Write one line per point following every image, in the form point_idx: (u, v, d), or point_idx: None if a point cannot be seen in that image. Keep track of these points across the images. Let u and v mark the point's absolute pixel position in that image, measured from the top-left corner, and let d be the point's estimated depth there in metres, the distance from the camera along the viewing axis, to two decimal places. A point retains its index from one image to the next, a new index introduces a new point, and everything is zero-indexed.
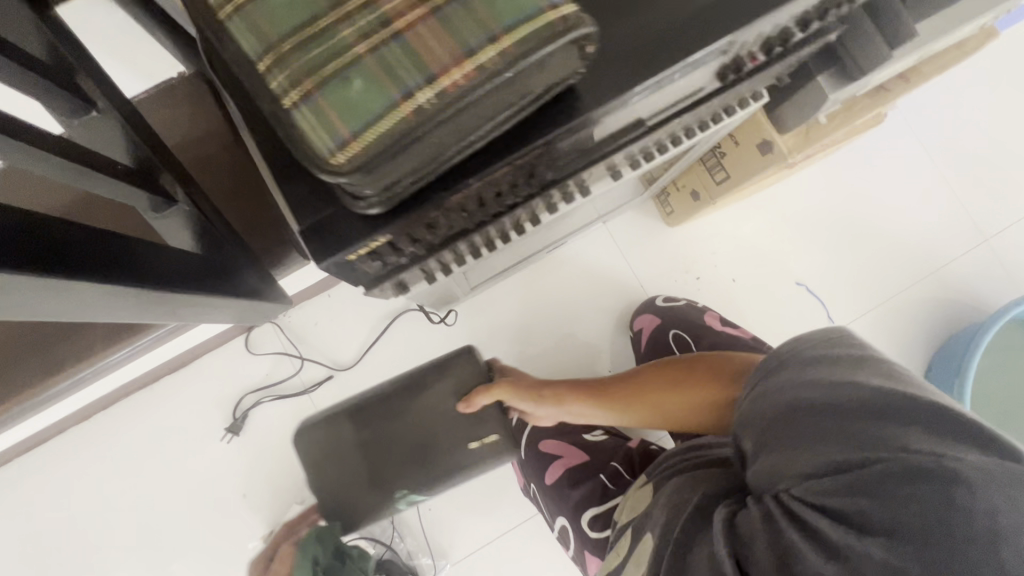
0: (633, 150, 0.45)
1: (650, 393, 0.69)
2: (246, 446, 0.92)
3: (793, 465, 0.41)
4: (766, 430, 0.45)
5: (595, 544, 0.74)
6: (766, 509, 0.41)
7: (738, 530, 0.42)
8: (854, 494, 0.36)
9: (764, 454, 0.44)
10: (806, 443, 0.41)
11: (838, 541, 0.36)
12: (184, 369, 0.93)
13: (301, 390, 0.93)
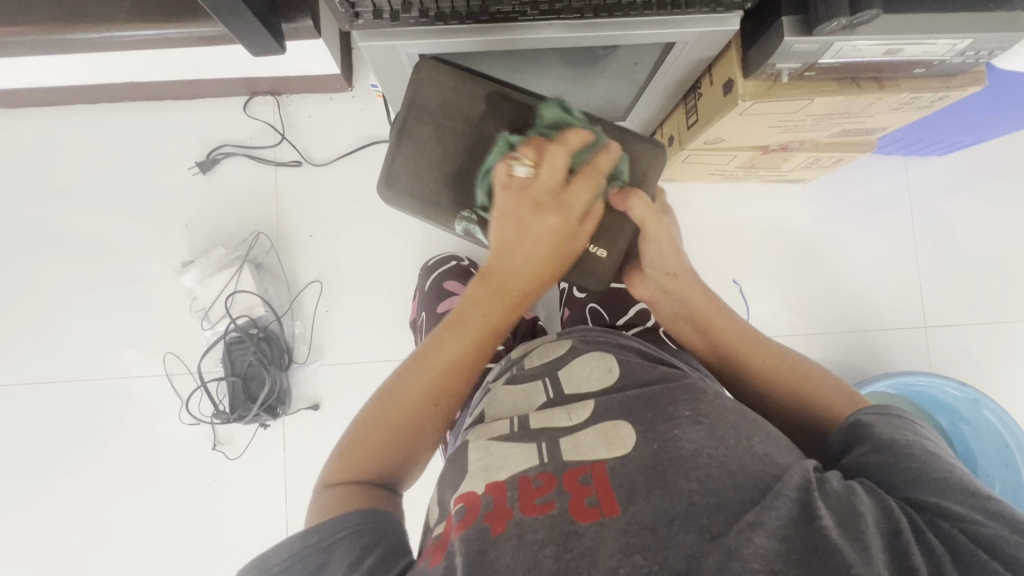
0: None
1: (768, 359, 0.60)
2: (207, 185, 1.02)
3: (935, 490, 0.42)
4: (907, 449, 0.46)
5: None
6: (880, 502, 0.43)
7: (843, 501, 0.43)
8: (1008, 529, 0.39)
9: (893, 461, 0.45)
10: (954, 483, 0.42)
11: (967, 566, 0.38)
12: (189, 100, 1.03)
13: (272, 162, 1.02)
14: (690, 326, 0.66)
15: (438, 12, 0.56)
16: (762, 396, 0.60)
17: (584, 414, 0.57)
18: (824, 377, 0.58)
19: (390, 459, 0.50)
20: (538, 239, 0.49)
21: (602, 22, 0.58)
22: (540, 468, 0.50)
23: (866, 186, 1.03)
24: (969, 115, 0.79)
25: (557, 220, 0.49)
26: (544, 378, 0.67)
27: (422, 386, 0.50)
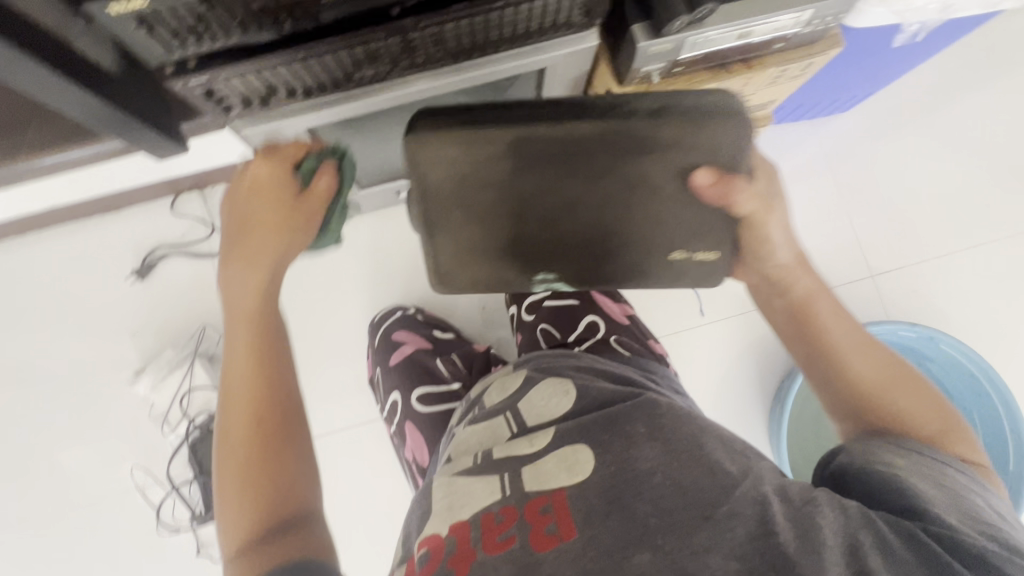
0: (424, 32, 0.52)
1: (870, 359, 0.56)
2: (148, 291, 1.02)
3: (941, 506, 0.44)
4: (927, 470, 0.47)
5: (419, 416, 0.84)
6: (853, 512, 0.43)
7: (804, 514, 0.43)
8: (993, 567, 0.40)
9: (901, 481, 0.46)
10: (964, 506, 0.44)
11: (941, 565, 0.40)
12: (116, 212, 1.04)
13: (208, 254, 1.03)
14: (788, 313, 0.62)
15: (308, 90, 0.57)
16: (836, 388, 0.56)
17: (546, 441, 0.55)
18: (919, 402, 0.53)
19: (264, 496, 0.48)
20: (274, 245, 0.62)
21: (469, 63, 0.60)
22: (501, 501, 0.49)
23: (784, 154, 1.06)
24: (850, 73, 0.83)
25: (297, 212, 0.63)
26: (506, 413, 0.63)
27: (243, 411, 0.53)
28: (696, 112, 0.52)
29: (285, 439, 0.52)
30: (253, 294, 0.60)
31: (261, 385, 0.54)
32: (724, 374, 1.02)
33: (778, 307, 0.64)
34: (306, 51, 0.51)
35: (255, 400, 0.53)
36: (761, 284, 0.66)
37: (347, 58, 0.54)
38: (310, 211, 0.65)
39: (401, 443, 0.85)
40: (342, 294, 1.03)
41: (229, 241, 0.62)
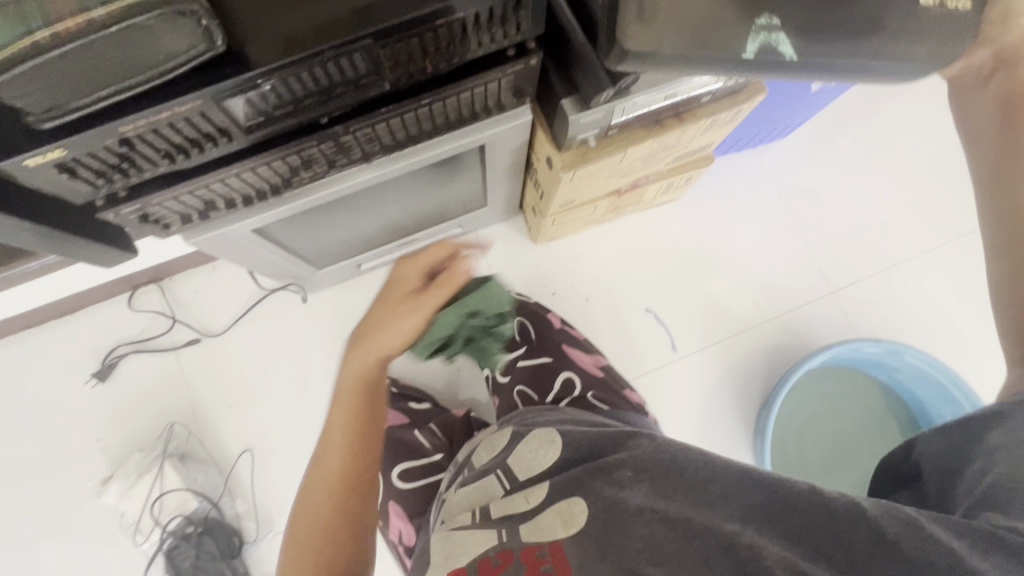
0: (355, 133, 0.53)
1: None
2: (110, 393, 0.98)
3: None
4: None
5: (400, 494, 0.82)
6: (894, 515, 0.41)
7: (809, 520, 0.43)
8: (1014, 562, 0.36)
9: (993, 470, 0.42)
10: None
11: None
12: (69, 315, 1.00)
13: (171, 347, 1.00)
14: (1016, 159, 0.45)
15: (247, 197, 0.58)
16: (1010, 258, 0.45)
17: (540, 497, 0.54)
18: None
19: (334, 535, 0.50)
20: (407, 320, 0.56)
21: (407, 151, 0.61)
22: (497, 547, 0.49)
23: (733, 184, 1.09)
24: (776, 109, 0.87)
25: (410, 306, 0.57)
26: (496, 472, 0.62)
27: (343, 454, 0.53)
28: (910, 13, 0.43)
29: (368, 492, 0.53)
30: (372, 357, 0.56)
31: (367, 439, 0.55)
32: (704, 406, 1.02)
33: (973, 108, 0.48)
34: (238, 167, 0.51)
35: (357, 452, 0.54)
36: (962, 75, 0.48)
37: (281, 166, 0.54)
38: (432, 308, 0.57)
39: (385, 522, 0.84)
40: (313, 371, 1.02)
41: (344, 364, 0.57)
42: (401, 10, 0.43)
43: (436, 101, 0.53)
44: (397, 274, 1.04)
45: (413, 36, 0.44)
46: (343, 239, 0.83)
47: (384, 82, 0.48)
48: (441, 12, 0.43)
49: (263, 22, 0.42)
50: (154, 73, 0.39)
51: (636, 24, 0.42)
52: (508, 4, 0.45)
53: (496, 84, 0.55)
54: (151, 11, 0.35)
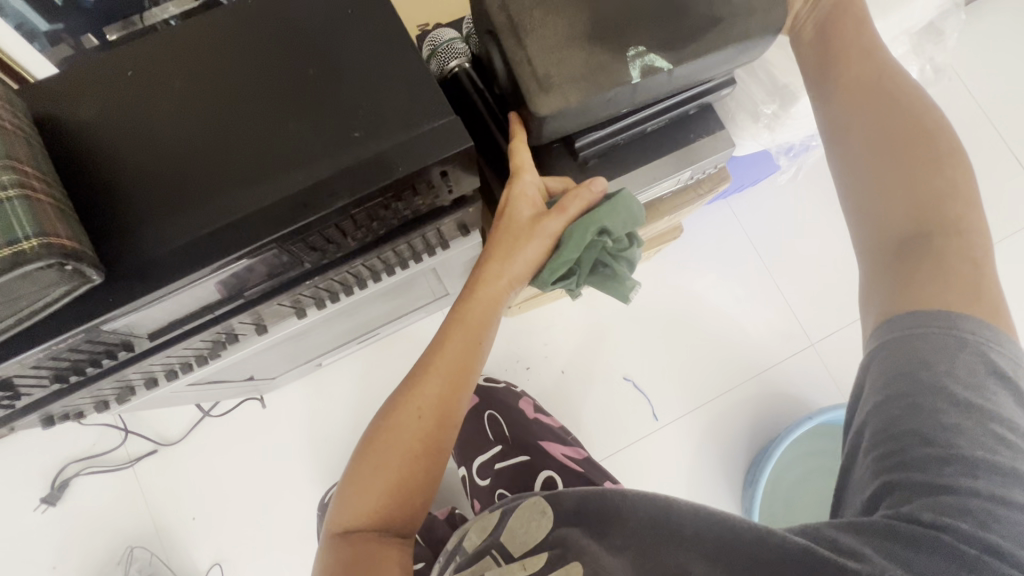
0: (279, 303, 0.47)
1: (925, 183, 0.42)
2: (63, 518, 0.92)
3: (916, 454, 0.36)
4: (910, 399, 0.38)
5: None
6: (811, 533, 0.38)
7: (750, 553, 0.37)
8: (947, 558, 0.33)
9: (870, 454, 0.39)
10: (957, 423, 0.36)
11: (958, 552, 0.33)
12: (12, 438, 0.94)
13: (125, 461, 0.94)
14: (858, 113, 0.46)
15: (169, 370, 0.52)
16: (883, 188, 0.43)
17: (540, 561, 0.43)
18: (967, 249, 0.40)
19: (394, 513, 0.45)
20: (524, 252, 0.50)
21: (347, 294, 0.55)
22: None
23: (703, 242, 1.07)
24: (741, 177, 0.84)
25: (538, 235, 0.50)
26: (490, 553, 0.46)
27: (411, 432, 0.47)
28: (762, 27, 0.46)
29: (435, 470, 0.47)
30: (453, 344, 0.50)
31: (440, 426, 0.48)
32: (692, 476, 0.98)
33: (807, 52, 0.51)
34: (148, 363, 0.44)
35: (426, 435, 0.47)
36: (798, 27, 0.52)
37: (200, 345, 0.48)
38: (551, 235, 0.51)
39: None
40: (280, 473, 0.96)
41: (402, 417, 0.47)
42: (307, 206, 0.38)
43: (368, 261, 0.48)
44: (361, 363, 0.99)
45: (327, 225, 0.39)
46: (295, 357, 0.77)
47: (304, 264, 0.43)
48: (355, 203, 0.38)
49: (152, 231, 0.37)
50: (28, 319, 0.33)
51: (537, 89, 0.44)
52: (435, 177, 0.41)
53: (433, 233, 0.50)
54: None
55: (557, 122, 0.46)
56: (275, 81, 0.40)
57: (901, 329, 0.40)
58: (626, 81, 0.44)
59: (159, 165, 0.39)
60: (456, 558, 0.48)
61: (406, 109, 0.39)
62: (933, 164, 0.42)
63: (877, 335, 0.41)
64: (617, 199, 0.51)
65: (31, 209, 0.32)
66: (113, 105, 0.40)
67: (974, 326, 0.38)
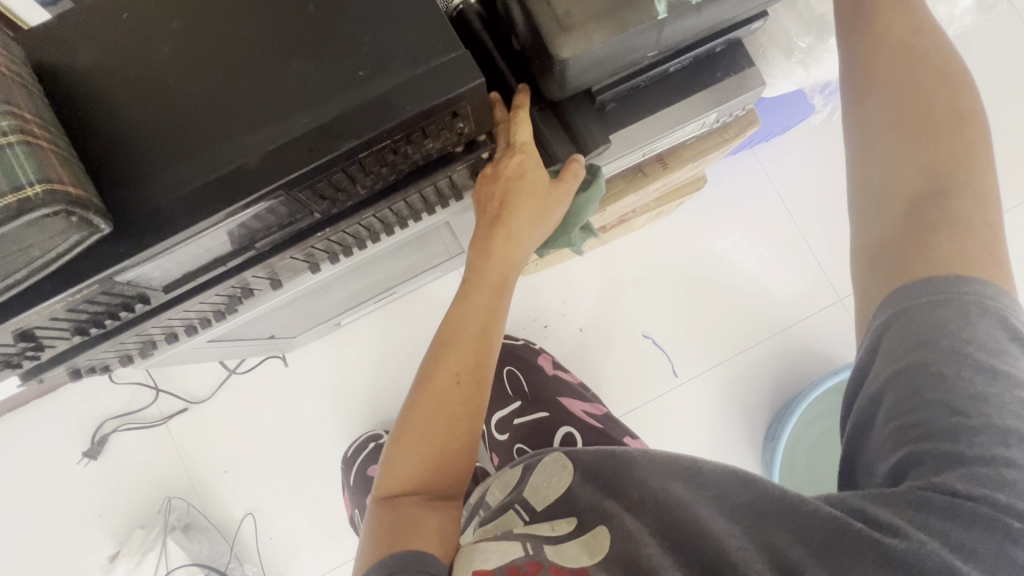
0: (291, 256, 0.46)
1: (941, 142, 0.38)
2: (105, 470, 0.96)
3: (943, 425, 0.34)
4: (934, 368, 0.35)
5: None
6: (838, 501, 0.36)
7: (769, 521, 0.36)
8: (987, 532, 0.31)
9: (889, 424, 0.36)
10: (984, 390, 0.34)
11: (998, 525, 0.31)
12: (53, 395, 0.97)
13: (160, 418, 0.98)
14: (876, 52, 0.40)
15: (189, 325, 0.52)
16: (905, 155, 0.38)
17: (567, 526, 0.43)
18: (985, 215, 0.36)
19: (435, 485, 0.46)
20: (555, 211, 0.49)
21: (359, 249, 0.55)
22: (525, 558, 0.40)
23: (726, 194, 1.03)
24: (771, 119, 0.79)
25: (554, 201, 0.48)
26: (513, 507, 0.47)
27: (439, 420, 0.46)
28: None
29: (474, 434, 0.48)
30: (470, 335, 0.49)
31: (469, 411, 0.47)
32: (710, 432, 0.98)
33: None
34: (167, 316, 0.44)
35: (456, 423, 0.47)
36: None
37: (217, 301, 0.49)
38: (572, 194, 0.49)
39: None
40: (305, 429, 0.98)
41: (437, 383, 0.47)
42: (314, 151, 0.36)
43: (380, 211, 0.47)
44: (382, 323, 1.00)
45: (334, 172, 0.38)
46: (313, 315, 0.77)
47: (314, 213, 0.42)
48: (364, 145, 0.37)
49: (157, 180, 0.36)
50: (39, 272, 0.33)
51: (558, 30, 0.40)
52: (443, 119, 0.39)
53: (444, 180, 0.48)
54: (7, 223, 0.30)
55: (577, 71, 0.43)
56: (254, 27, 0.38)
57: (918, 297, 0.36)
58: (652, 17, 0.41)
59: (153, 114, 0.37)
60: (484, 513, 0.50)
61: (404, 47, 0.37)
62: (960, 129, 0.38)
63: (888, 304, 0.37)
64: (595, 174, 0.52)
65: (33, 156, 0.31)
66: (109, 52, 0.39)
67: (995, 293, 0.35)
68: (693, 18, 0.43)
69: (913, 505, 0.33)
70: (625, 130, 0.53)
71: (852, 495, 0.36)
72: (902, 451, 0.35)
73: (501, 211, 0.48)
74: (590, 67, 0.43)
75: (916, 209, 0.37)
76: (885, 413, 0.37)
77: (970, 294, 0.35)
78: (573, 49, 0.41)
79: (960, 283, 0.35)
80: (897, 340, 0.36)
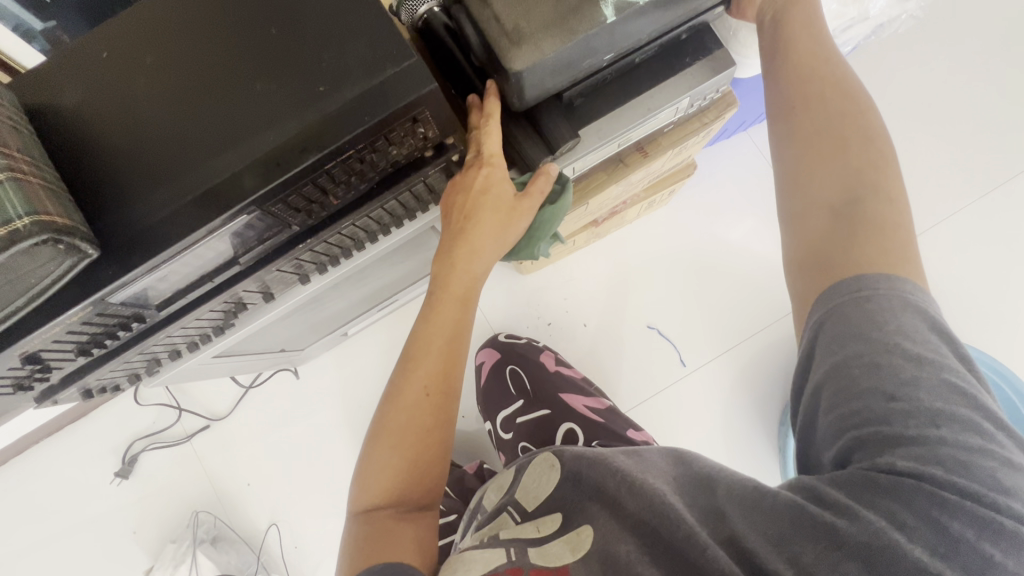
0: (279, 269, 0.48)
1: (851, 150, 0.41)
2: (136, 488, 1.01)
3: (879, 410, 0.35)
4: (868, 358, 0.36)
5: None
6: (799, 485, 0.38)
7: (728, 504, 0.39)
8: (925, 504, 0.33)
9: (831, 413, 0.37)
10: (913, 375, 0.35)
11: (936, 499, 0.33)
12: (85, 419, 1.02)
13: (183, 436, 1.02)
14: (794, 79, 0.45)
15: (191, 342, 0.55)
16: (825, 165, 0.42)
17: (553, 526, 0.44)
18: (897, 217, 0.39)
19: (412, 495, 0.48)
20: (518, 224, 0.52)
21: (347, 258, 0.56)
22: (507, 564, 0.42)
23: (724, 180, 1.02)
24: (755, 97, 0.79)
25: (518, 215, 0.51)
26: (506, 510, 0.48)
27: (416, 431, 0.48)
28: None
29: (447, 440, 0.50)
30: (436, 347, 0.51)
31: (439, 421, 0.50)
32: (722, 419, 0.96)
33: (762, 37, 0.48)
34: (167, 332, 0.47)
35: (428, 429, 0.49)
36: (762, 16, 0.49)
37: (210, 319, 0.51)
38: (535, 209, 0.52)
39: None
40: (323, 440, 1.01)
41: (410, 389, 0.49)
42: (282, 164, 0.38)
43: (348, 228, 0.49)
44: (389, 330, 1.02)
45: (306, 184, 0.40)
46: (314, 327, 0.80)
47: (292, 226, 0.44)
48: (327, 158, 0.38)
49: (139, 204, 0.39)
50: (37, 299, 0.36)
51: (508, 45, 0.43)
52: (402, 127, 0.40)
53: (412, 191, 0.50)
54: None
55: (531, 82, 0.45)
56: (219, 61, 0.41)
57: (848, 293, 0.38)
58: (600, 21, 0.43)
59: (131, 147, 0.40)
60: (480, 516, 0.50)
61: (363, 59, 0.39)
62: (870, 142, 0.41)
63: (821, 302, 0.39)
64: (564, 185, 0.55)
65: (21, 190, 0.34)
66: (92, 90, 0.41)
67: (913, 287, 0.37)
68: (640, 20, 0.45)
69: (856, 484, 0.35)
70: (600, 124, 0.54)
71: (806, 481, 0.38)
72: (845, 438, 0.36)
73: (466, 223, 0.50)
74: (543, 77, 0.45)
75: (839, 209, 0.40)
76: (827, 404, 0.38)
77: (887, 290, 0.37)
78: (522, 60, 0.43)
79: (877, 279, 0.37)
80: (831, 334, 0.38)
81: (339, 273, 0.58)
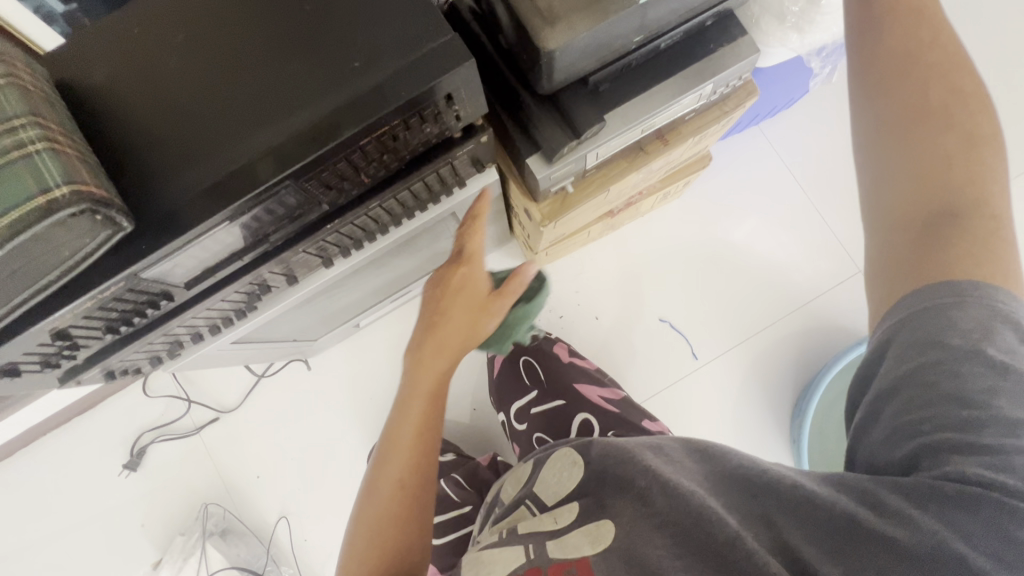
0: (305, 251, 0.48)
1: (952, 146, 0.38)
2: (145, 480, 1.00)
3: (954, 417, 0.35)
4: (945, 365, 0.36)
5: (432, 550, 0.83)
6: (851, 487, 0.38)
7: (780, 510, 0.39)
8: (993, 517, 0.33)
9: (897, 418, 0.37)
10: (994, 384, 0.35)
11: (998, 501, 0.33)
12: (93, 410, 1.01)
13: (193, 428, 1.01)
14: (891, 62, 0.40)
15: (213, 325, 0.55)
16: (919, 165, 0.39)
17: (570, 516, 0.48)
18: (995, 225, 0.37)
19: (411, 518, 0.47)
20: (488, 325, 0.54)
21: (370, 241, 0.56)
22: (526, 564, 0.44)
23: (735, 172, 1.03)
24: (771, 87, 0.80)
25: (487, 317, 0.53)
26: (526, 502, 0.54)
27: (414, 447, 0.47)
28: None
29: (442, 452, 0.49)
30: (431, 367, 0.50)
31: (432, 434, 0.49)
32: (735, 411, 0.96)
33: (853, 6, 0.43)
34: (193, 313, 0.47)
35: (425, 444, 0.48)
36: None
37: (234, 300, 0.51)
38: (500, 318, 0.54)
39: None
40: (334, 432, 1.01)
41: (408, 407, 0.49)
42: (317, 140, 0.38)
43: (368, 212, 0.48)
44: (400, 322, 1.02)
45: (339, 161, 0.40)
46: (328, 317, 0.80)
47: (322, 205, 0.44)
48: (364, 133, 0.38)
49: (173, 178, 0.39)
50: (72, 272, 0.35)
51: (542, 24, 0.43)
52: (437, 105, 0.40)
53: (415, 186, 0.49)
54: (35, 225, 0.32)
55: (562, 60, 0.45)
56: (252, 39, 0.40)
57: (930, 301, 0.37)
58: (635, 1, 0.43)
59: (163, 124, 0.40)
60: (501, 509, 0.57)
61: (398, 35, 0.39)
62: (974, 138, 0.38)
63: (901, 309, 0.38)
64: (538, 287, 0.64)
65: (58, 159, 0.34)
66: (122, 67, 0.41)
67: (1006, 295, 0.36)
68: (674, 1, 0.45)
69: (923, 495, 0.35)
70: (622, 111, 0.54)
71: (865, 484, 0.37)
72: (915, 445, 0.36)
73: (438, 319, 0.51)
74: (575, 54, 0.45)
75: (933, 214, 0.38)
76: (894, 412, 0.38)
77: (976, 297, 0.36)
78: (557, 38, 0.43)
79: (965, 287, 0.36)
80: (907, 342, 0.37)
81: (357, 258, 0.57)
